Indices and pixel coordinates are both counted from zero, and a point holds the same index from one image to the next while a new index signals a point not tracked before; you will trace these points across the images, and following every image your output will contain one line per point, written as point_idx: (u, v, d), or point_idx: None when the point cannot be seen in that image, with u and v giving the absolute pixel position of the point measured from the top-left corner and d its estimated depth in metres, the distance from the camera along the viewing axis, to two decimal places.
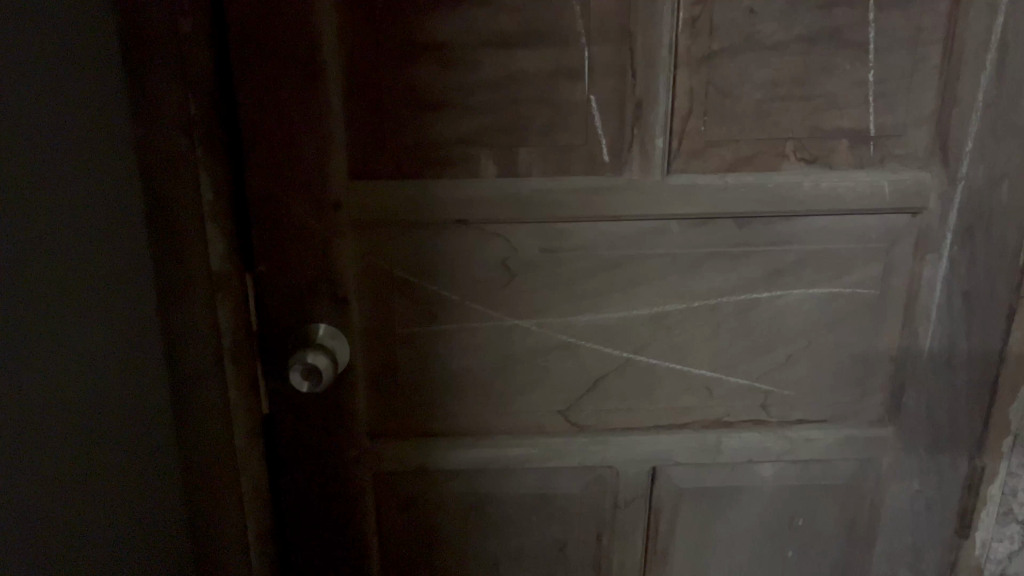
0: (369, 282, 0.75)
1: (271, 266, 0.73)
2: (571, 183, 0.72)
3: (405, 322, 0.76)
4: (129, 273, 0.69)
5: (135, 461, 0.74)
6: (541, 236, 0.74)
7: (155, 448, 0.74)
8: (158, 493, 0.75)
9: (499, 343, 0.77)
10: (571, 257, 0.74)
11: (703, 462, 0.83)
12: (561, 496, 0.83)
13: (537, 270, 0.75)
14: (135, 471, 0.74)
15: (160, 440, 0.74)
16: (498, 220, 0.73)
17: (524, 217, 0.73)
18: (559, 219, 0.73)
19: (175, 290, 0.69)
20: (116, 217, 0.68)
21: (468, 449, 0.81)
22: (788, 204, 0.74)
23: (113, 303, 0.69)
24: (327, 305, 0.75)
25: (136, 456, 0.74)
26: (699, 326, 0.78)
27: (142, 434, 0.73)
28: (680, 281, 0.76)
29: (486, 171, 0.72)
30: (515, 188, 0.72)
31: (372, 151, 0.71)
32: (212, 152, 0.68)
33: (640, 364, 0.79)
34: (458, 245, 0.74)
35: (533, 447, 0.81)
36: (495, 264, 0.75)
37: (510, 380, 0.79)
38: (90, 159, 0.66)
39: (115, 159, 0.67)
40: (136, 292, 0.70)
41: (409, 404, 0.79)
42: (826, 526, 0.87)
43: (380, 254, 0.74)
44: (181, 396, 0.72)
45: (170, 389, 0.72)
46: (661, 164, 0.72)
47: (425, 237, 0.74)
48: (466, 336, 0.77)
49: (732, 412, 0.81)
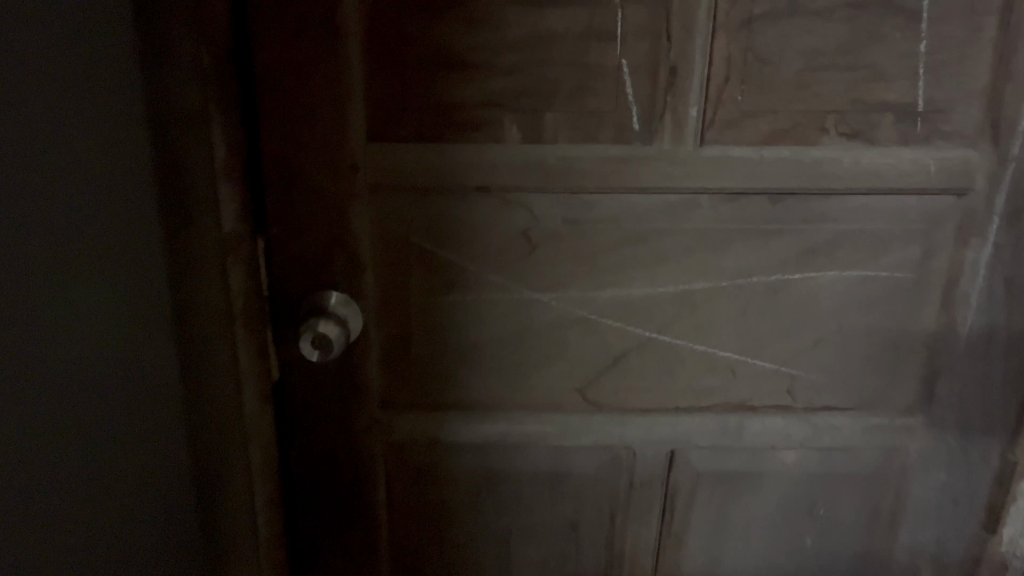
0: (384, 248, 0.73)
1: (284, 227, 0.71)
2: (595, 154, 0.69)
3: (421, 291, 0.74)
4: (133, 258, 0.66)
5: (137, 454, 0.69)
6: (563, 206, 0.71)
7: (166, 429, 0.71)
8: (176, 467, 0.73)
9: (517, 315, 0.75)
10: (594, 230, 0.72)
11: (723, 446, 0.80)
12: (575, 475, 0.81)
13: (559, 241, 0.72)
14: (160, 460, 0.71)
15: (173, 420, 0.72)
16: (522, 188, 0.70)
17: (548, 186, 0.70)
18: (585, 190, 0.70)
19: (195, 253, 0.67)
20: (102, 205, 0.62)
21: (483, 425, 0.79)
22: (824, 180, 0.70)
23: (107, 296, 0.64)
24: (342, 272, 0.73)
25: (142, 446, 0.69)
26: (726, 306, 0.74)
27: (149, 419, 0.70)
28: (707, 258, 0.73)
29: (509, 137, 0.69)
30: (540, 157, 0.69)
31: (392, 111, 0.68)
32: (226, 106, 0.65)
33: (661, 344, 0.76)
34: (479, 214, 0.71)
35: (547, 425, 0.79)
36: (516, 234, 0.72)
37: (528, 354, 0.76)
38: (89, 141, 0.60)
39: (111, 135, 0.62)
40: (138, 268, 0.67)
41: (424, 375, 0.77)
42: (848, 514, 0.84)
43: (397, 220, 0.72)
44: (192, 360, 0.70)
45: (178, 356, 0.70)
46: (694, 134, 0.69)
47: (445, 205, 0.71)
48: (484, 307, 0.74)
49: (756, 396, 0.78)
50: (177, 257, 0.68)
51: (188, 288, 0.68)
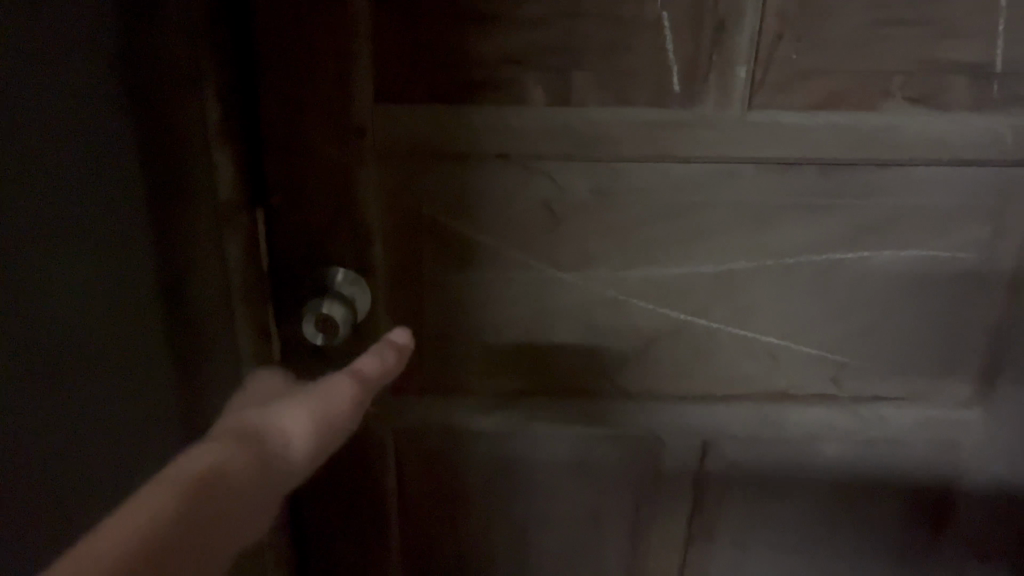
0: (394, 220, 0.66)
1: (287, 197, 0.65)
2: (629, 118, 0.62)
3: (435, 267, 0.68)
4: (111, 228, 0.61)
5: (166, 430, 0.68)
6: (590, 175, 0.64)
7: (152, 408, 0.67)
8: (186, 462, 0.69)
9: (539, 294, 0.68)
10: (624, 203, 0.65)
11: (759, 436, 0.74)
12: (599, 464, 0.75)
13: (585, 215, 0.65)
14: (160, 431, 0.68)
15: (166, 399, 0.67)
16: (546, 155, 0.64)
17: (575, 153, 0.63)
18: (616, 157, 0.64)
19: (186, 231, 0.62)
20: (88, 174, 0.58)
21: (500, 411, 0.73)
22: (884, 150, 0.63)
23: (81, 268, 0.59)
24: (347, 246, 0.67)
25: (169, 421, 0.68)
26: (768, 289, 0.68)
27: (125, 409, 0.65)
28: (750, 236, 0.66)
29: (532, 99, 0.62)
30: (566, 122, 0.62)
31: (403, 68, 0.61)
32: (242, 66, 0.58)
33: (695, 328, 0.69)
34: (498, 183, 0.65)
35: (568, 411, 0.73)
36: (539, 206, 0.65)
37: (550, 337, 0.70)
38: (35, 137, 0.56)
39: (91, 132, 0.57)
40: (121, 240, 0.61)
41: (437, 358, 0.71)
42: (892, 510, 0.78)
43: (408, 190, 0.65)
44: (185, 343, 0.66)
45: (172, 344, 0.66)
46: (741, 97, 0.61)
47: (461, 173, 0.65)
48: (503, 286, 0.68)
49: (798, 385, 0.72)
50: (166, 231, 0.62)
51: (182, 261, 0.63)
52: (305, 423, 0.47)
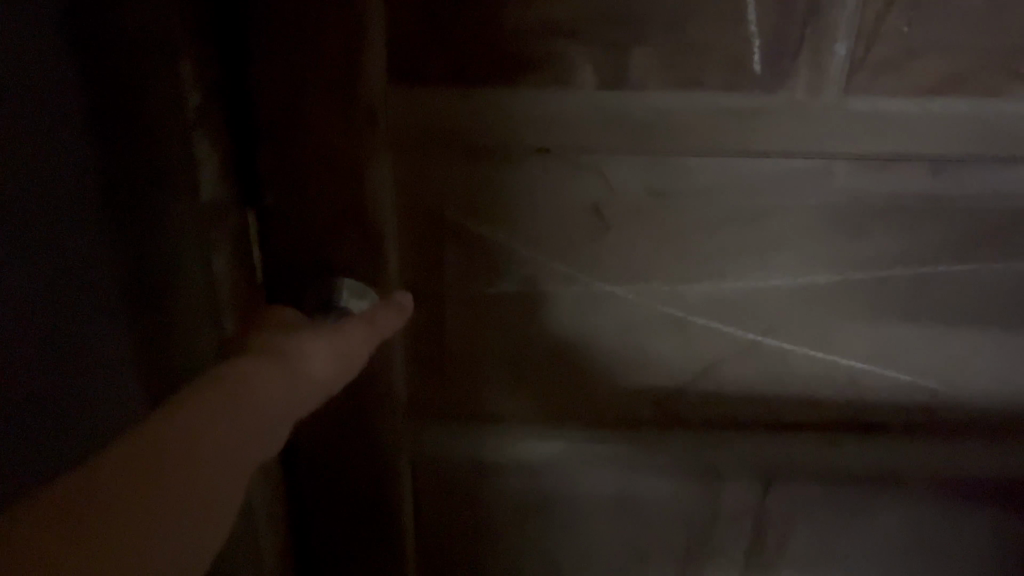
0: (412, 223, 0.56)
1: (283, 198, 0.54)
2: (697, 105, 0.51)
3: (459, 277, 0.58)
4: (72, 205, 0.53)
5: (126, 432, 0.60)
6: (649, 172, 0.54)
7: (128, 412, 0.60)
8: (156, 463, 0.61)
9: (583, 310, 0.58)
10: (688, 206, 0.54)
11: (833, 469, 0.64)
12: (647, 497, 0.66)
13: (640, 220, 0.55)
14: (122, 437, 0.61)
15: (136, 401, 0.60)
16: (595, 148, 0.53)
17: (630, 146, 0.53)
18: (680, 152, 0.53)
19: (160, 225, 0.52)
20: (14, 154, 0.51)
21: (533, 441, 0.63)
22: (1008, 145, 0.52)
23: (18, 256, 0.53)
24: (356, 254, 0.56)
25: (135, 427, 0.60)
26: (854, 306, 0.57)
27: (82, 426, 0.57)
28: (835, 244, 0.55)
29: (580, 80, 0.50)
30: (619, 109, 0.51)
31: (422, 42, 0.50)
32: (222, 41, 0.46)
33: (765, 350, 0.59)
34: (536, 181, 0.54)
35: (612, 441, 0.63)
36: (585, 209, 0.55)
37: (595, 359, 0.60)
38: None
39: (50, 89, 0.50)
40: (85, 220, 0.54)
41: (462, 381, 0.61)
42: (983, 549, 0.68)
43: (429, 187, 0.55)
44: (158, 344, 0.57)
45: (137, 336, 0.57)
46: (837, 80, 0.50)
47: (492, 169, 0.54)
48: (541, 300, 0.58)
49: (883, 415, 0.62)
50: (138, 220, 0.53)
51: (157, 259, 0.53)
52: (328, 348, 0.44)
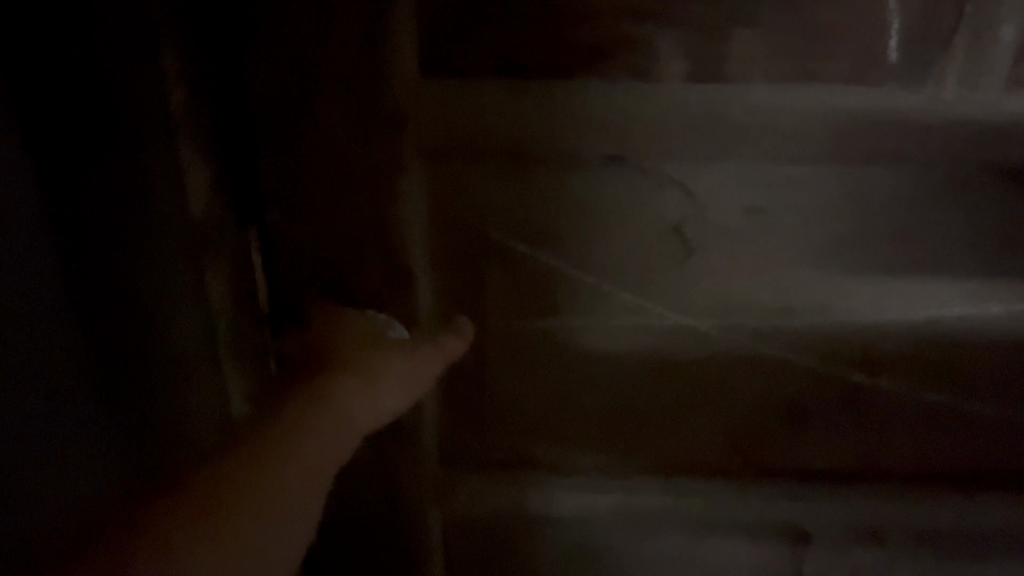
0: (447, 246, 0.46)
1: (288, 213, 0.44)
2: (812, 103, 0.41)
3: (504, 308, 0.48)
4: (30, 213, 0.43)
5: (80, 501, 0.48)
6: (743, 186, 0.44)
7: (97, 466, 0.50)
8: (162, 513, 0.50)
9: (652, 346, 0.48)
10: (787, 226, 0.45)
11: (946, 539, 0.54)
12: (717, 560, 0.56)
13: (727, 242, 0.45)
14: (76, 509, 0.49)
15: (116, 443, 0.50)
16: (680, 156, 0.43)
17: (723, 153, 0.43)
18: (784, 161, 0.43)
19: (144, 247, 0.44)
20: None
21: (586, 495, 0.54)
22: None
23: None
24: (381, 284, 0.46)
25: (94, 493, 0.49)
26: (989, 351, 0.47)
27: None
28: (969, 277, 0.45)
29: (667, 72, 0.40)
30: (714, 108, 0.41)
31: (468, 24, 0.40)
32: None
33: (873, 399, 0.49)
34: (603, 196, 0.44)
35: (681, 497, 0.53)
36: (661, 229, 0.45)
37: (664, 403, 0.50)
38: None
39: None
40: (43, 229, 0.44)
41: (504, 425, 0.52)
42: None
43: (469, 203, 0.45)
44: (149, 370, 0.47)
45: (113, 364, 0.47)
46: (996, 72, 0.39)
47: (548, 181, 0.44)
48: (602, 334, 0.48)
49: (1009, 476, 0.51)
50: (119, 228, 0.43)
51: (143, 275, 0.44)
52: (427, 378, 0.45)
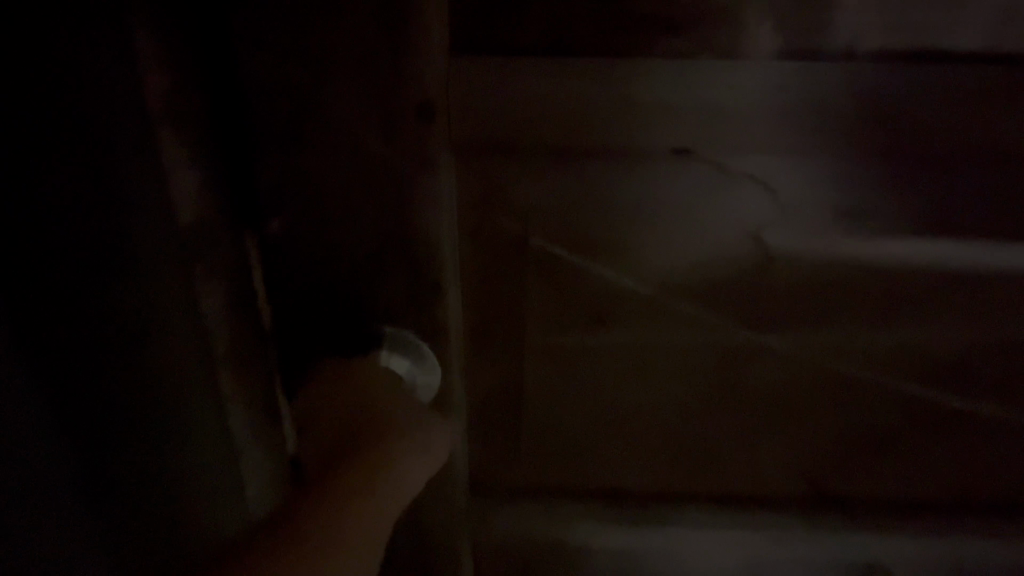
0: (479, 257, 0.39)
1: (292, 221, 0.37)
2: (921, 90, 0.34)
3: (545, 325, 0.42)
4: None
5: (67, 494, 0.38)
6: (834, 187, 0.37)
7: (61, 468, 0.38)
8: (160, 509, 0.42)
9: (715, 361, 0.42)
10: (879, 234, 0.38)
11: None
12: None
13: (807, 250, 0.39)
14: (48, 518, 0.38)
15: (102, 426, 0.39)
16: (766, 149, 0.36)
17: (818, 143, 0.35)
18: (888, 154, 0.36)
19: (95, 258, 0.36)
20: None
21: (637, 531, 0.49)
22: None
23: None
24: (402, 299, 0.39)
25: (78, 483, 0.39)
26: None
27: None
28: None
29: (754, 51, 0.33)
30: (807, 92, 0.34)
31: None
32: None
33: (965, 415, 0.43)
34: (666, 202, 0.37)
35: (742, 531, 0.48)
36: (732, 238, 0.38)
37: (727, 417, 0.45)
38: None
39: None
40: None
41: (545, 443, 0.46)
42: None
43: (507, 208, 0.38)
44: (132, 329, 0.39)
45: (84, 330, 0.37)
46: None
47: (602, 184, 0.37)
48: (659, 351, 0.42)
49: None
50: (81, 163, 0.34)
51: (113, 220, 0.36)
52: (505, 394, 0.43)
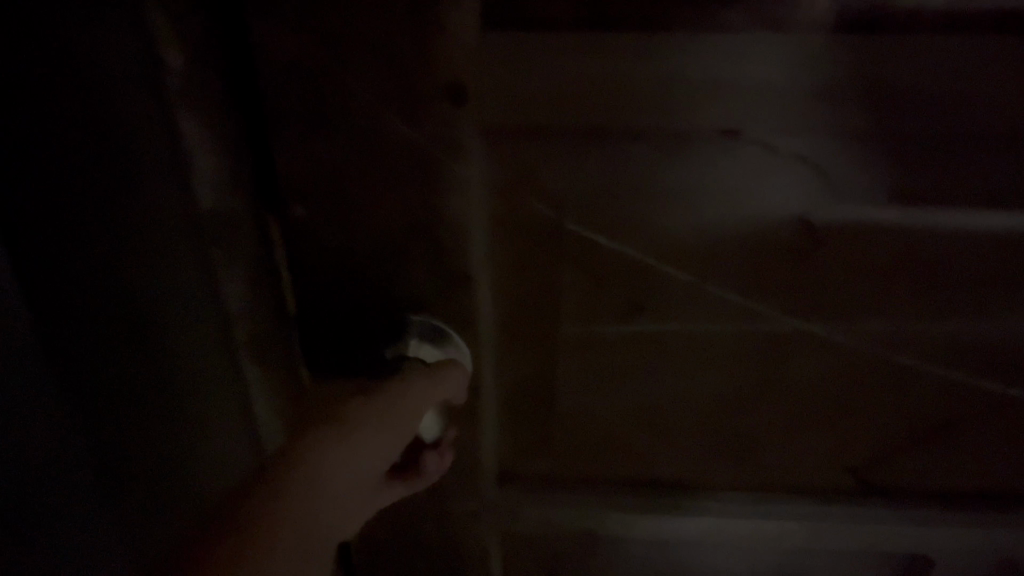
0: (514, 244, 0.38)
1: (315, 210, 0.35)
2: (996, 75, 0.31)
3: (581, 313, 0.40)
4: None
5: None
6: (893, 171, 0.34)
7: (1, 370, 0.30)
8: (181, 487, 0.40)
9: (757, 351, 0.40)
10: (936, 222, 0.35)
11: None
12: (813, 555, 0.49)
13: (862, 239, 0.36)
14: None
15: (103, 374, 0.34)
16: (818, 133, 0.33)
17: (876, 125, 0.33)
18: (946, 142, 0.33)
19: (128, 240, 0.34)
20: None
21: (658, 518, 0.47)
22: None
23: None
24: (432, 287, 0.37)
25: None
26: None
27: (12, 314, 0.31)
28: None
29: (800, 27, 0.30)
30: (867, 72, 0.31)
31: None
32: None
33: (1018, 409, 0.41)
34: (709, 186, 0.35)
35: (774, 523, 0.46)
36: (779, 223, 0.36)
37: (767, 408, 0.43)
38: None
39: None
40: None
41: (577, 430, 0.45)
42: None
43: (542, 193, 0.36)
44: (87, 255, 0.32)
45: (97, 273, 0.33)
46: None
47: (643, 167, 0.35)
48: (699, 339, 0.40)
49: None
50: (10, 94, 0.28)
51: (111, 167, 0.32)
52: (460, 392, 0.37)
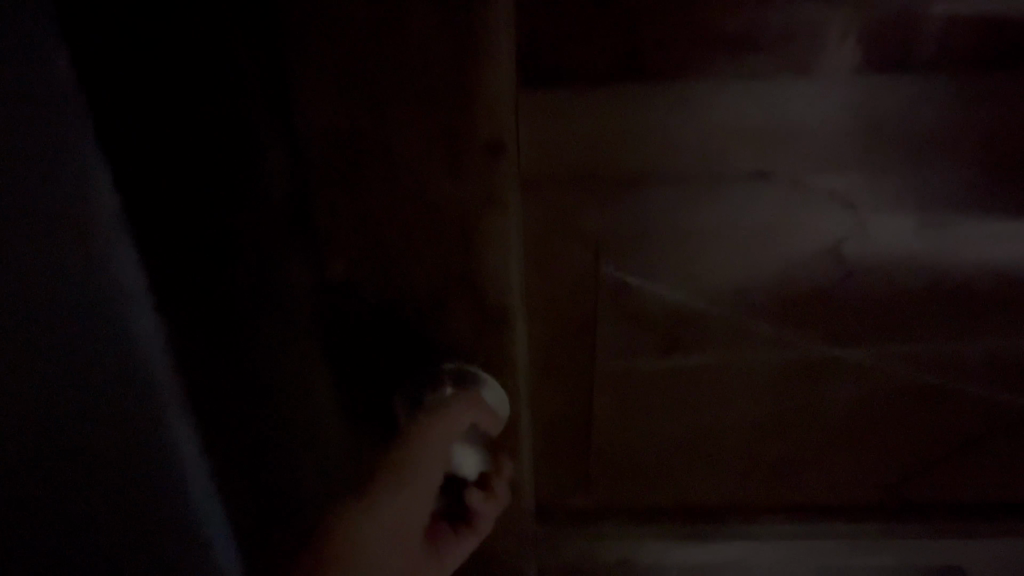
0: (558, 295, 0.36)
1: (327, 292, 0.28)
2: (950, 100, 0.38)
3: (623, 355, 0.39)
4: None
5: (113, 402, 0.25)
6: (902, 196, 0.38)
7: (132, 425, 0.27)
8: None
9: (793, 379, 0.41)
10: (960, 245, 0.38)
11: None
12: None
13: (894, 274, 0.38)
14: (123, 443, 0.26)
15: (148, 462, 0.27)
16: (827, 167, 0.37)
17: (865, 153, 0.38)
18: (934, 160, 0.38)
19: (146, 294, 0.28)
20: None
21: (688, 547, 0.47)
22: None
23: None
24: None
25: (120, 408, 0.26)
26: None
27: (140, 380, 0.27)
28: None
29: (826, 62, 0.37)
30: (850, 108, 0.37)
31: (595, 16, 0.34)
32: (379, 25, 0.21)
33: None
34: (745, 228, 0.37)
35: (797, 544, 0.47)
36: (814, 262, 0.38)
37: (801, 435, 0.43)
38: None
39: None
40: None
41: (614, 465, 0.45)
42: None
43: (582, 239, 0.36)
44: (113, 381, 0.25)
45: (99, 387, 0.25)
46: None
47: (684, 218, 0.36)
48: (737, 373, 0.40)
49: None
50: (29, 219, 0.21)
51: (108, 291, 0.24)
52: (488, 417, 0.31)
